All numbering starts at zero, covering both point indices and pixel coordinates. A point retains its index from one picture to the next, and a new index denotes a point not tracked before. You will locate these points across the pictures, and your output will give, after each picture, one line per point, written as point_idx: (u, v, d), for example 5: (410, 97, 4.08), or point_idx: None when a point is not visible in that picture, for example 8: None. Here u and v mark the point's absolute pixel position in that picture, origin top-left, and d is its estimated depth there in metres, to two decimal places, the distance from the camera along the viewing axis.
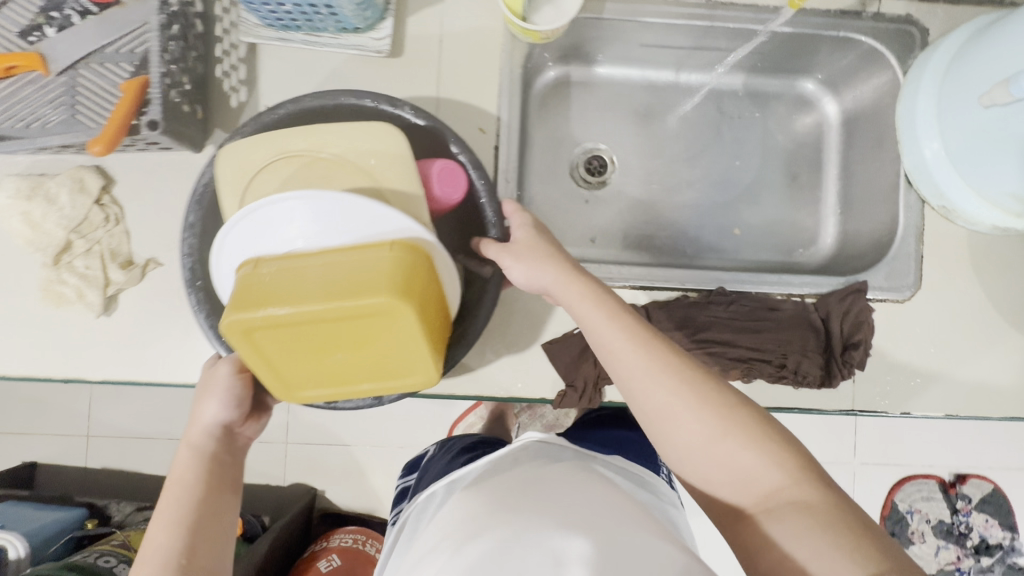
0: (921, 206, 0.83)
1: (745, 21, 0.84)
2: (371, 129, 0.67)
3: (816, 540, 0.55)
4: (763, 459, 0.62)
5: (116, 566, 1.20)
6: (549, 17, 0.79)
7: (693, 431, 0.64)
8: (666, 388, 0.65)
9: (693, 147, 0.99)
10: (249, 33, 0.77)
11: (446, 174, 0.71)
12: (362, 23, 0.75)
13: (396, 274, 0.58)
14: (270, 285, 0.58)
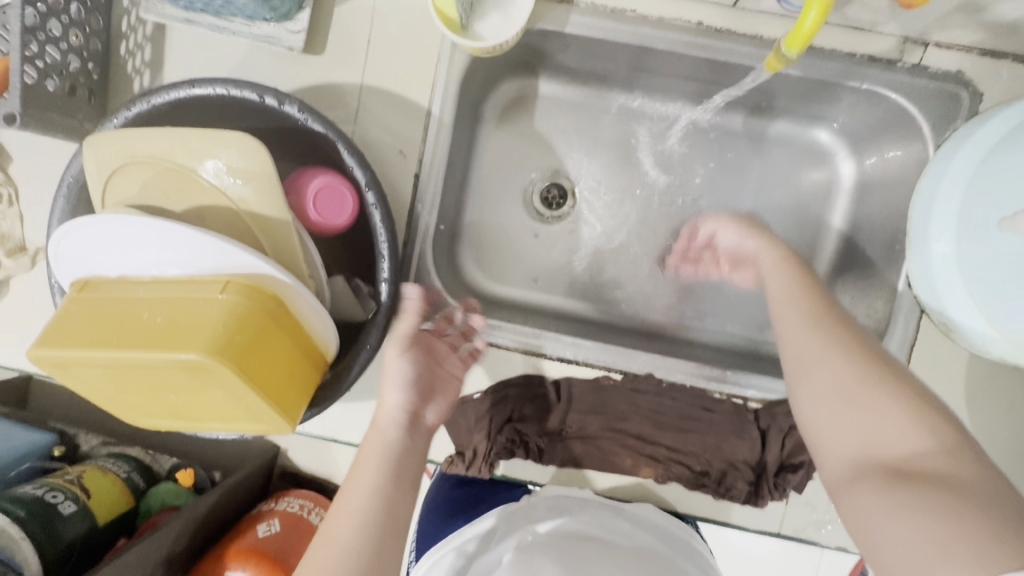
0: (920, 315, 0.68)
1: (743, 58, 0.67)
2: (232, 137, 0.51)
3: (935, 512, 0.38)
4: (915, 419, 0.44)
5: (64, 506, 0.77)
6: (496, 26, 0.65)
7: (826, 371, 0.48)
8: (823, 346, 0.50)
9: (673, 190, 0.84)
10: (151, 10, 0.67)
11: (329, 195, 0.58)
12: (271, 14, 0.64)
13: (226, 323, 0.45)
14: (95, 308, 0.47)
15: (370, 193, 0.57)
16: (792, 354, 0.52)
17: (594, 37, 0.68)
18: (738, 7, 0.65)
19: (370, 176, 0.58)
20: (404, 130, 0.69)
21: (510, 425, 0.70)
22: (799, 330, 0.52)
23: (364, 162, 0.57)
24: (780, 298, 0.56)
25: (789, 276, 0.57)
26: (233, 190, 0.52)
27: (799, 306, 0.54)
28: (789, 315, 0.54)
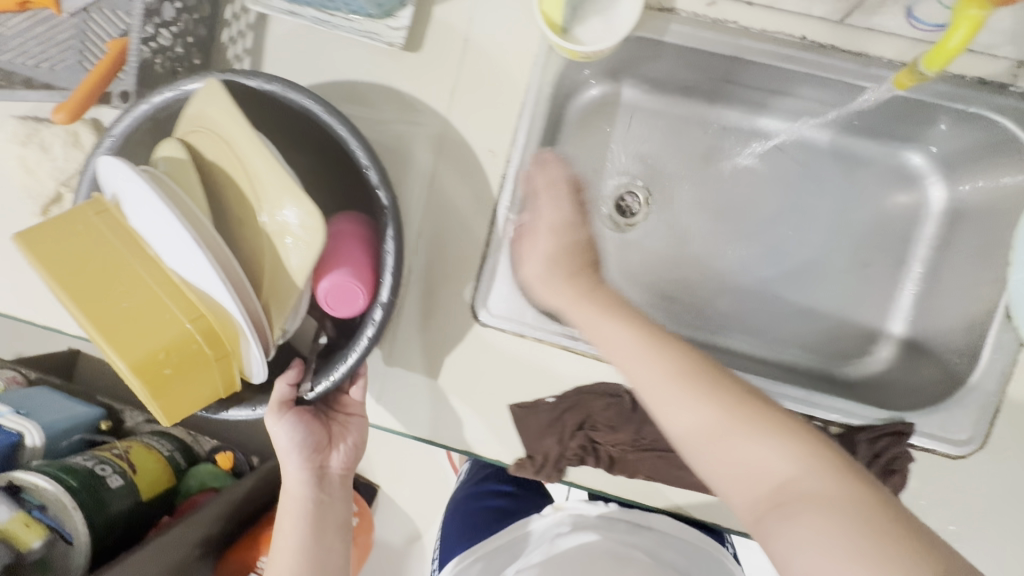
0: (1017, 349, 0.65)
1: (845, 75, 0.65)
2: (310, 210, 0.55)
3: (829, 530, 0.42)
4: (795, 446, 0.47)
5: (110, 476, 1.14)
6: (596, 32, 0.65)
7: (688, 411, 0.52)
8: (683, 394, 0.52)
9: (751, 206, 0.82)
10: (258, 2, 0.69)
11: (336, 292, 0.61)
12: (376, 9, 0.65)
13: (133, 316, 0.53)
14: (118, 275, 0.54)
15: (379, 309, 0.60)
16: (653, 400, 0.54)
17: (691, 47, 0.68)
18: (845, 22, 0.64)
19: (389, 301, 0.60)
20: (495, 131, 0.70)
21: (582, 432, 0.69)
22: (663, 380, 0.53)
23: (391, 292, 0.60)
24: (617, 345, 0.57)
25: (594, 306, 0.61)
26: (278, 238, 0.57)
27: (653, 363, 0.54)
28: (646, 351, 0.55)
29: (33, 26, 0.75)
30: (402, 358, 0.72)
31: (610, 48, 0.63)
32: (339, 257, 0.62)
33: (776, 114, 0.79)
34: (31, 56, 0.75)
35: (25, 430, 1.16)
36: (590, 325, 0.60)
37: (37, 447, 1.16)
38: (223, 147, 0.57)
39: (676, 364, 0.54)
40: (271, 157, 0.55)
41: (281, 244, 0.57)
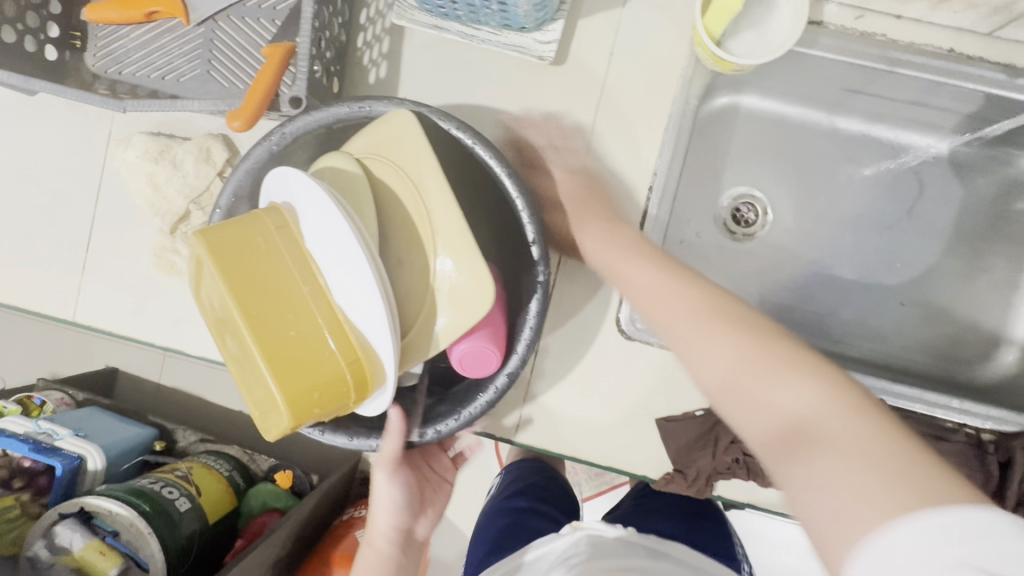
0: None
1: (992, 85, 0.66)
2: (478, 280, 0.50)
3: (825, 456, 0.39)
4: (815, 384, 0.43)
5: (179, 501, 1.03)
6: (749, 45, 0.66)
7: (730, 355, 0.47)
8: (734, 347, 0.47)
9: (868, 214, 0.83)
10: (402, 16, 0.68)
11: (472, 352, 0.56)
12: (531, 23, 0.65)
13: (296, 356, 0.45)
14: (286, 299, 0.46)
15: (502, 379, 0.56)
16: (689, 344, 0.50)
17: (835, 60, 0.68)
18: (993, 35, 0.65)
19: (518, 372, 0.56)
20: (639, 143, 0.69)
21: (736, 446, 0.68)
22: (688, 322, 0.50)
23: (521, 367, 0.56)
24: (669, 299, 0.52)
25: (631, 246, 0.57)
26: (434, 292, 0.51)
27: (694, 310, 0.50)
28: (671, 295, 0.52)
29: (158, 38, 0.73)
30: (546, 372, 0.71)
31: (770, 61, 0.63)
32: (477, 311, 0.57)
33: (898, 123, 0.80)
34: (158, 68, 0.74)
35: (87, 454, 1.04)
36: (613, 267, 0.57)
37: (99, 472, 1.06)
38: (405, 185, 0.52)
39: (692, 312, 0.50)
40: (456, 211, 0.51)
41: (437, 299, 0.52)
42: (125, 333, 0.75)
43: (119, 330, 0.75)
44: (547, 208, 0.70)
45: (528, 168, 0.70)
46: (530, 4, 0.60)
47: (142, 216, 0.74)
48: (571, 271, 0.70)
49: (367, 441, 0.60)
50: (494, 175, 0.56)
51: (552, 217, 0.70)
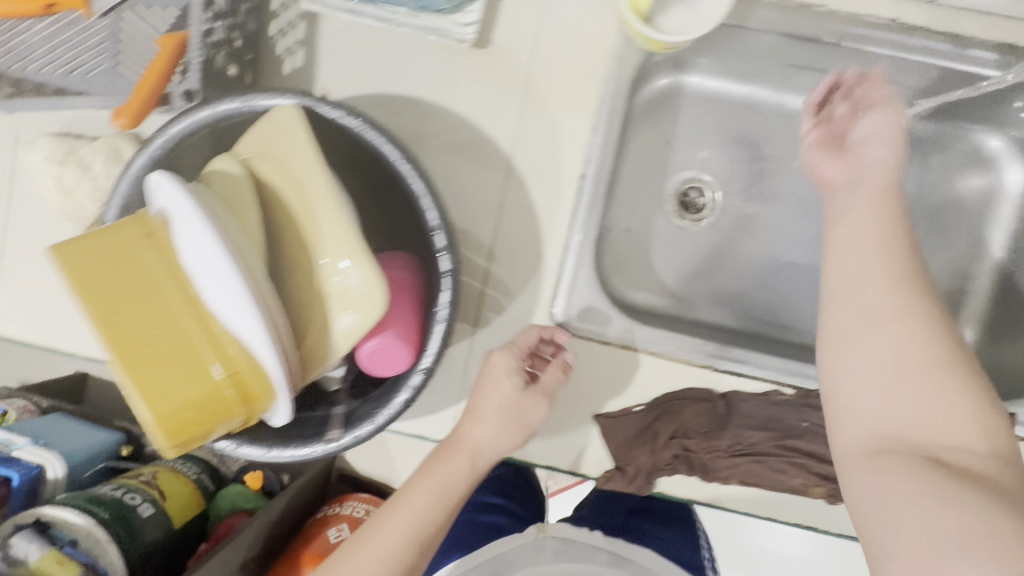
0: None
1: (941, 57, 0.62)
2: (368, 281, 0.48)
3: (946, 485, 0.42)
4: (970, 415, 0.46)
5: (141, 508, 0.90)
6: (680, 21, 0.62)
7: (908, 347, 0.47)
8: (941, 344, 0.48)
9: (822, 196, 0.80)
10: (313, 0, 0.64)
11: (376, 356, 0.53)
12: (447, 4, 0.61)
13: (171, 379, 0.44)
14: (158, 321, 0.44)
15: (418, 377, 0.55)
16: (868, 316, 0.50)
17: (774, 34, 0.64)
18: (937, 3, 0.61)
19: (422, 380, 0.54)
20: (569, 130, 0.66)
21: (676, 441, 0.66)
22: (899, 308, 0.49)
23: (434, 362, 0.54)
24: (853, 220, 0.55)
25: (871, 245, 0.52)
26: (326, 296, 0.49)
27: (869, 307, 0.50)
28: (878, 290, 0.50)
29: (60, 31, 0.69)
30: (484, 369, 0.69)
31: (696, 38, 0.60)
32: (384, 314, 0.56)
33: None
34: (60, 63, 0.69)
35: (47, 462, 0.88)
36: (854, 247, 0.53)
37: (61, 479, 0.88)
38: (287, 186, 0.49)
39: (899, 305, 0.49)
40: (342, 208, 0.48)
41: (331, 304, 0.49)
42: (43, 343, 0.72)
43: (34, 340, 0.71)
44: (476, 201, 0.67)
45: (456, 159, 0.67)
46: None
47: (55, 221, 0.71)
48: (505, 265, 0.68)
49: (282, 451, 0.57)
50: (398, 170, 0.55)
51: (484, 210, 0.68)
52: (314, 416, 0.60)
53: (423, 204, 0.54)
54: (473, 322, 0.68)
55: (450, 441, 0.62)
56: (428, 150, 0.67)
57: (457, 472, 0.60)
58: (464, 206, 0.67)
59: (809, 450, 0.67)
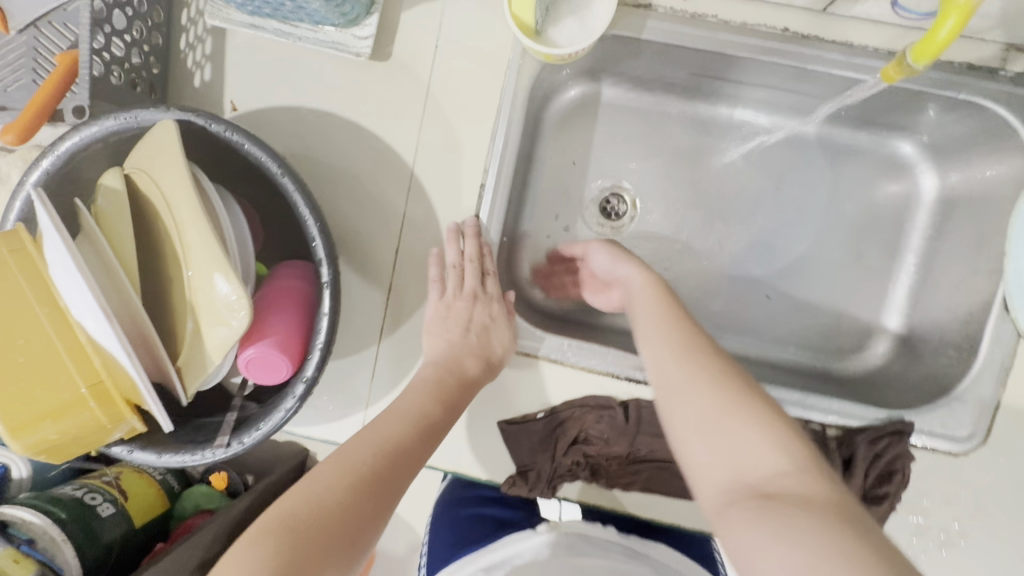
0: (1016, 341, 0.63)
1: (830, 65, 0.63)
2: (233, 295, 0.49)
3: (776, 522, 0.39)
4: (763, 440, 0.44)
5: (104, 507, 0.76)
6: (571, 32, 0.62)
7: (703, 404, 0.48)
8: (703, 394, 0.48)
9: (741, 201, 0.80)
10: (216, 15, 0.65)
11: (257, 365, 0.55)
12: (341, 19, 0.63)
13: (32, 384, 0.46)
14: (18, 330, 0.46)
15: (301, 387, 0.56)
16: (670, 381, 0.51)
17: (669, 44, 0.66)
18: (827, 11, 0.62)
19: (303, 390, 0.55)
20: (469, 141, 0.67)
21: (576, 446, 0.67)
22: (678, 375, 0.51)
23: (316, 372, 0.55)
24: (637, 318, 0.58)
25: (659, 326, 0.55)
26: (197, 308, 0.51)
27: (688, 371, 0.50)
28: (671, 365, 0.52)
29: None
30: (393, 374, 0.70)
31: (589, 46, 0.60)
32: (263, 321, 0.57)
33: (764, 107, 0.76)
34: None
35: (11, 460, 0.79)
36: (654, 336, 0.55)
37: (27, 479, 0.78)
38: (160, 202, 0.51)
39: (686, 369, 0.50)
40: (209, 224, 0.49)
41: (202, 316, 0.51)
42: None
43: None
44: (380, 210, 0.69)
45: (360, 169, 0.68)
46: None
47: None
48: (409, 272, 0.69)
49: (173, 457, 0.57)
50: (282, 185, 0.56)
51: (387, 221, 0.69)
52: (211, 423, 0.61)
53: (303, 216, 0.56)
54: (379, 327, 0.70)
55: (444, 365, 0.62)
56: (332, 161, 0.68)
57: (440, 394, 0.59)
58: (367, 216, 0.69)
59: None
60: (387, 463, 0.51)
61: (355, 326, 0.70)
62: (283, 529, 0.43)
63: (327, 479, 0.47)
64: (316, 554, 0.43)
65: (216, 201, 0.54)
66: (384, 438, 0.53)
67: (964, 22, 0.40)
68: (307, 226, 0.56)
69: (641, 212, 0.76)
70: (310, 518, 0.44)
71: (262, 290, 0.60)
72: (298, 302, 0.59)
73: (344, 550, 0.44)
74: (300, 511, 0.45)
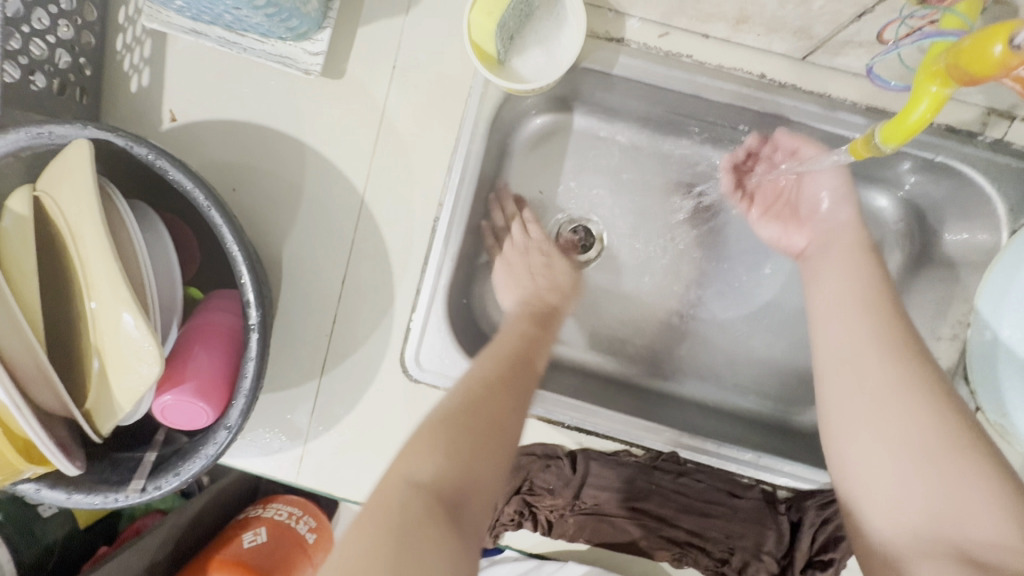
0: (974, 414, 0.61)
1: (806, 117, 0.60)
2: (143, 346, 0.46)
3: None
4: (988, 494, 0.42)
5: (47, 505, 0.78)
6: (536, 64, 0.59)
7: (921, 424, 0.45)
8: (924, 413, 0.45)
9: (710, 243, 0.76)
10: (154, 17, 0.60)
11: (180, 407, 0.52)
12: (288, 33, 0.58)
13: None
14: None
15: (224, 435, 0.52)
16: (838, 381, 0.50)
17: (640, 81, 0.62)
18: (807, 60, 0.59)
19: (227, 439, 0.52)
20: (424, 172, 0.64)
21: (520, 496, 0.65)
22: (881, 382, 0.47)
23: (240, 420, 0.52)
24: (833, 283, 0.55)
25: (868, 316, 0.51)
26: (104, 351, 0.47)
27: (889, 380, 0.47)
28: (868, 363, 0.48)
29: None
30: (329, 415, 0.65)
31: (554, 81, 0.57)
32: (190, 362, 0.53)
33: (740, 149, 0.72)
34: None
35: None
36: (823, 320, 0.54)
37: None
38: (70, 236, 0.47)
39: (884, 375, 0.47)
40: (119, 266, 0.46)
41: (108, 361, 0.47)
42: None
43: None
44: (325, 237, 0.64)
45: (305, 192, 0.64)
46: (262, 15, 0.53)
47: None
48: (353, 303, 0.65)
49: (84, 498, 0.52)
50: (211, 219, 0.52)
51: (333, 250, 0.65)
52: (131, 459, 0.57)
53: (232, 254, 0.52)
54: (319, 362, 0.65)
55: (527, 306, 0.62)
56: (278, 183, 0.64)
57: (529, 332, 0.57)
58: (313, 244, 0.65)
59: (657, 513, 0.65)
60: (517, 374, 0.50)
61: (289, 360, 0.65)
62: (457, 426, 0.43)
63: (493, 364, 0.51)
64: (483, 441, 0.43)
65: (136, 237, 0.50)
66: (504, 359, 0.52)
67: (938, 109, 0.37)
68: (236, 264, 0.52)
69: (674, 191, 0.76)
70: (476, 422, 0.44)
71: (190, 324, 0.56)
72: (236, 344, 0.56)
73: (502, 443, 0.44)
74: (461, 410, 0.44)
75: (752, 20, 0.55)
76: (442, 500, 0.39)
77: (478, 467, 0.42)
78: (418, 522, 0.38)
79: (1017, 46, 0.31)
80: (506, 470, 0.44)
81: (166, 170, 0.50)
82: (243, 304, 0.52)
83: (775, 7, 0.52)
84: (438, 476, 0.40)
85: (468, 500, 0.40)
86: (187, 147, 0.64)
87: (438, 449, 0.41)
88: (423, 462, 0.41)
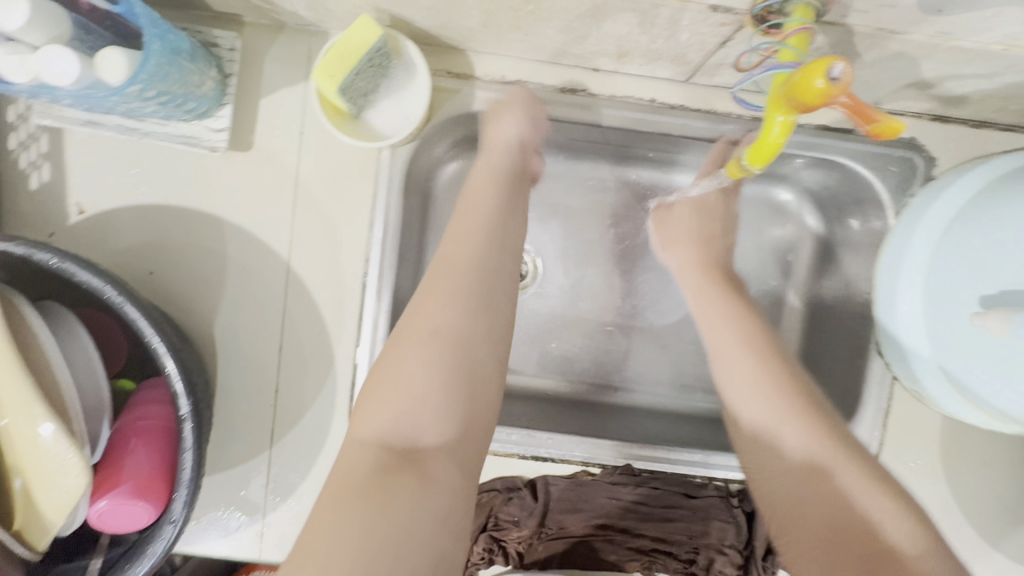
0: (893, 382, 0.66)
1: (697, 132, 0.66)
2: (64, 461, 0.45)
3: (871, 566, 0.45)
4: (878, 500, 0.49)
5: None
6: (389, 117, 0.63)
7: (777, 416, 0.56)
8: (773, 402, 0.57)
9: (638, 253, 0.78)
10: (47, 114, 0.60)
11: (119, 510, 0.51)
12: (187, 115, 0.59)
13: None
14: None
15: (170, 529, 0.51)
16: (736, 399, 0.59)
17: (542, 117, 0.66)
18: (690, 80, 0.64)
19: (173, 536, 0.50)
20: (346, 227, 0.65)
21: (486, 533, 0.66)
22: (749, 383, 0.59)
23: (185, 512, 0.50)
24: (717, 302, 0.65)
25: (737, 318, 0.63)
26: (20, 469, 0.46)
27: (745, 356, 0.60)
28: (731, 354, 0.61)
29: None
30: (285, 484, 0.64)
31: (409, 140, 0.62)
32: (125, 462, 0.52)
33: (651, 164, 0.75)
34: None
35: None
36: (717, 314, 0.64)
37: None
38: None
39: (745, 360, 0.60)
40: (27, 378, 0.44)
41: (26, 480, 0.46)
42: None
43: None
44: (255, 306, 0.64)
45: (230, 264, 0.64)
46: (155, 103, 0.53)
47: None
48: (293, 371, 0.65)
49: None
50: (122, 311, 0.51)
51: (266, 318, 0.64)
52: (77, 569, 0.54)
53: (153, 346, 0.51)
54: (269, 431, 0.64)
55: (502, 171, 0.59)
56: (199, 260, 0.63)
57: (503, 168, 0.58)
58: (241, 314, 0.64)
59: (621, 526, 0.67)
60: (477, 264, 0.51)
61: (236, 435, 0.64)
62: (416, 314, 0.48)
63: (439, 300, 0.48)
64: (456, 397, 0.47)
65: (48, 343, 0.49)
66: (466, 264, 0.50)
67: (787, 133, 0.41)
68: (158, 355, 0.51)
69: (599, 209, 0.77)
70: (460, 331, 0.47)
71: (122, 422, 0.55)
72: (169, 438, 0.55)
73: (475, 320, 0.48)
74: (398, 361, 0.47)
75: (631, 53, 0.58)
76: (400, 451, 0.44)
77: (426, 416, 0.45)
78: (378, 471, 0.43)
79: (835, 78, 0.35)
80: (460, 391, 0.47)
81: (72, 273, 0.49)
82: (173, 395, 0.52)
83: (649, 42, 0.55)
84: (381, 430, 0.45)
85: (425, 439, 0.45)
86: (99, 237, 0.62)
87: (387, 403, 0.45)
88: (371, 420, 0.45)
